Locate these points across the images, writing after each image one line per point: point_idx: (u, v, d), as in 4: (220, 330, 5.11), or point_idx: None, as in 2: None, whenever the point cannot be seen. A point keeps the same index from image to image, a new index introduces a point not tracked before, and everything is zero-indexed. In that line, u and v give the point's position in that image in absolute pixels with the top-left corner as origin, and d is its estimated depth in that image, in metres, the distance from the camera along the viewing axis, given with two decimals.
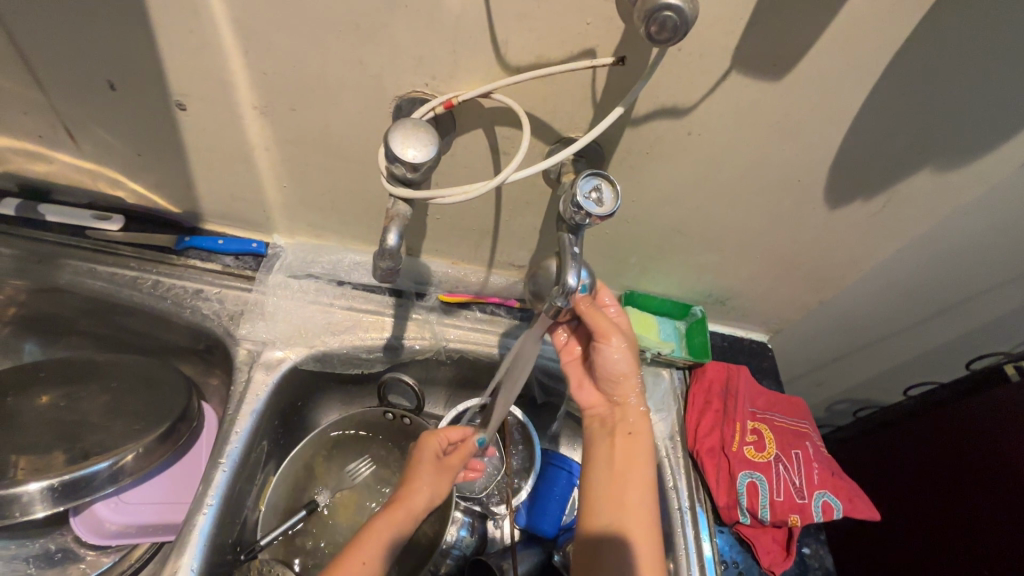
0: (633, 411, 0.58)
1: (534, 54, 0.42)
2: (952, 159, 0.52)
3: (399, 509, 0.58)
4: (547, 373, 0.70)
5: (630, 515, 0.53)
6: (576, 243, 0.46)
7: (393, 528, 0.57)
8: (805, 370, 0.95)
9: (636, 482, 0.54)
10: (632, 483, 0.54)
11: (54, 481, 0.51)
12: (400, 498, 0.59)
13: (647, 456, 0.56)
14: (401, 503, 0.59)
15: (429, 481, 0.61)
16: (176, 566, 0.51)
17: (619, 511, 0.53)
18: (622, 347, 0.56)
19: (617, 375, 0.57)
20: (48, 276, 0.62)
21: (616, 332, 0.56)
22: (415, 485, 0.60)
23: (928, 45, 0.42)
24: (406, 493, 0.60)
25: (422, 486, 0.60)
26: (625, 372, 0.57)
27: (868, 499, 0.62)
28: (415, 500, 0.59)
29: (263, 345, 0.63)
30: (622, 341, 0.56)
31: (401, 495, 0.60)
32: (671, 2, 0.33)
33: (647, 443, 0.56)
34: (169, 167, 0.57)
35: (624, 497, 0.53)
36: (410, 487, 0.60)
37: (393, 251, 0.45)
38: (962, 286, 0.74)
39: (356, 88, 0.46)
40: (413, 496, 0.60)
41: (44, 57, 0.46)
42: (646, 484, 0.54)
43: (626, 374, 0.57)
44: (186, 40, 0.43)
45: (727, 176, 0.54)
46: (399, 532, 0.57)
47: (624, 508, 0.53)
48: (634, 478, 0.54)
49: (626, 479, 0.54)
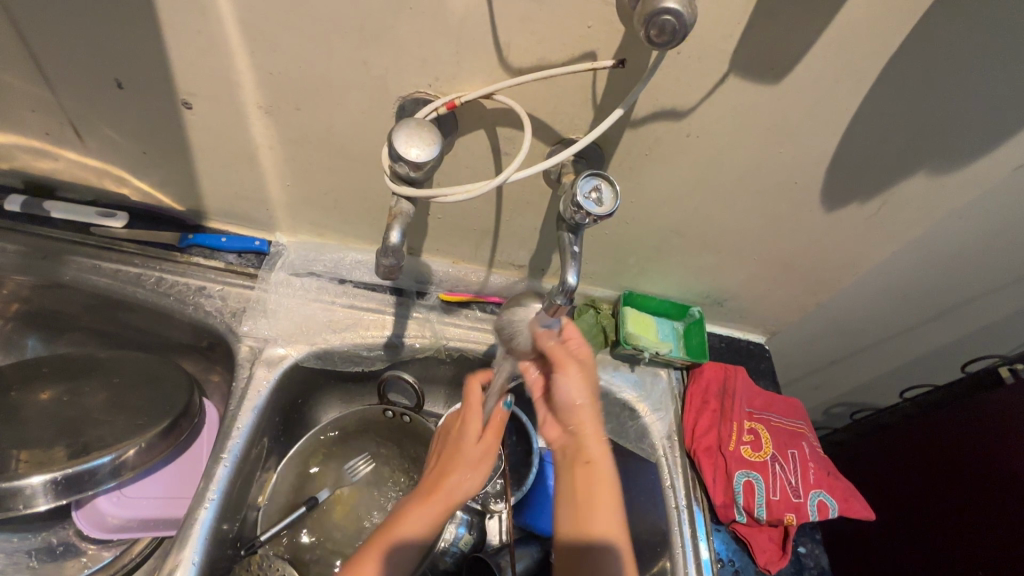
0: (590, 440, 0.57)
1: (535, 56, 0.43)
2: (947, 162, 0.53)
3: (434, 497, 0.56)
4: None
5: (595, 540, 0.53)
6: (576, 242, 0.48)
7: (425, 517, 0.55)
8: (804, 372, 0.96)
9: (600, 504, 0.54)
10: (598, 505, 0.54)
11: (57, 475, 0.52)
12: (437, 486, 0.57)
13: (609, 482, 0.55)
14: (438, 490, 0.57)
15: (469, 464, 0.58)
16: (178, 560, 0.52)
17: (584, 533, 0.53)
18: (578, 377, 0.58)
19: (574, 406, 0.58)
20: (52, 271, 0.62)
21: (571, 362, 0.58)
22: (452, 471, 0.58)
23: (920, 50, 0.43)
24: (442, 480, 0.58)
25: (463, 470, 0.58)
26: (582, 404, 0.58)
27: (863, 498, 0.63)
28: (455, 486, 0.57)
29: (265, 342, 0.64)
30: (577, 372, 0.58)
31: (438, 483, 0.57)
32: (670, 6, 0.33)
33: (609, 470, 0.56)
34: (174, 165, 0.58)
35: (591, 524, 0.53)
36: (451, 472, 0.58)
37: (396, 248, 0.46)
38: (957, 289, 0.75)
39: (360, 88, 0.47)
40: (450, 482, 0.57)
41: (52, 55, 0.47)
42: (611, 510, 0.54)
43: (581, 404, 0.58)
44: (192, 40, 0.44)
45: (725, 178, 0.54)
46: (431, 520, 0.55)
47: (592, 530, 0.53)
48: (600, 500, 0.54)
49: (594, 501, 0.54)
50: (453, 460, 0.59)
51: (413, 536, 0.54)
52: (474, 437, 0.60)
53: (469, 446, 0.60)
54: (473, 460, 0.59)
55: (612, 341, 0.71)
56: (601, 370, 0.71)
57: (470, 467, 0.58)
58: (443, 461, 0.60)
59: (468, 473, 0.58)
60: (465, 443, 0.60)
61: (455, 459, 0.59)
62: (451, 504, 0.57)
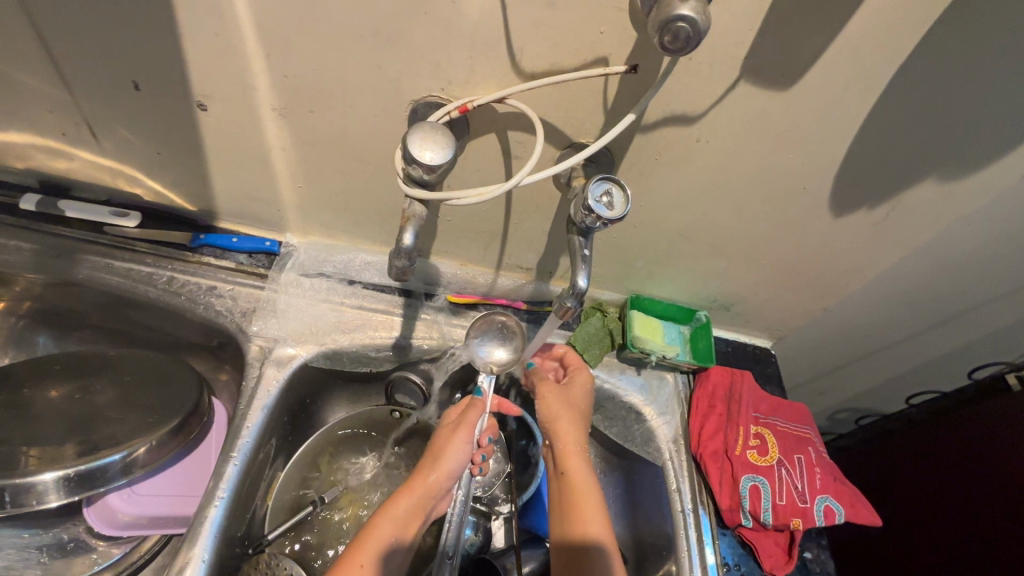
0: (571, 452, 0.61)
1: (548, 61, 0.43)
2: (957, 169, 0.53)
3: (415, 483, 0.58)
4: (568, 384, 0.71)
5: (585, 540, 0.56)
6: (586, 245, 0.49)
7: (408, 501, 0.56)
8: (809, 377, 0.96)
9: (581, 510, 0.57)
10: (579, 509, 0.57)
11: (68, 471, 0.52)
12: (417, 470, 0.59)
13: (590, 488, 0.59)
14: (418, 475, 0.58)
15: (442, 443, 0.60)
16: (187, 557, 0.52)
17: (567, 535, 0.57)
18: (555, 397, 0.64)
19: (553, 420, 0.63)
20: (66, 270, 0.63)
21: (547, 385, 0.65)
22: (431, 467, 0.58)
23: (930, 58, 0.43)
24: (421, 464, 0.59)
25: (436, 450, 0.59)
26: (557, 416, 0.63)
27: (870, 504, 0.63)
28: (435, 472, 0.58)
29: (274, 342, 0.64)
30: (554, 392, 0.64)
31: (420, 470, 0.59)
32: (685, 14, 0.33)
33: (589, 478, 0.60)
34: (187, 165, 0.58)
35: (580, 528, 0.56)
36: (430, 470, 0.58)
37: (410, 250, 0.47)
38: (964, 297, 0.75)
39: (374, 92, 0.47)
40: (426, 465, 0.59)
41: (70, 56, 0.47)
42: (598, 514, 0.57)
43: (556, 416, 0.63)
44: (209, 43, 0.45)
45: (734, 183, 0.55)
46: (410, 500, 0.56)
47: (573, 532, 0.56)
48: (580, 504, 0.58)
49: (574, 505, 0.58)
50: (433, 446, 0.61)
51: (400, 519, 0.55)
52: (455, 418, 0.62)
53: (448, 426, 0.62)
54: (448, 439, 0.60)
55: (619, 344, 0.71)
56: (607, 373, 0.71)
57: (446, 447, 0.59)
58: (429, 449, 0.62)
59: (444, 455, 0.59)
60: (446, 427, 0.62)
61: (437, 445, 0.60)
62: (432, 484, 0.58)
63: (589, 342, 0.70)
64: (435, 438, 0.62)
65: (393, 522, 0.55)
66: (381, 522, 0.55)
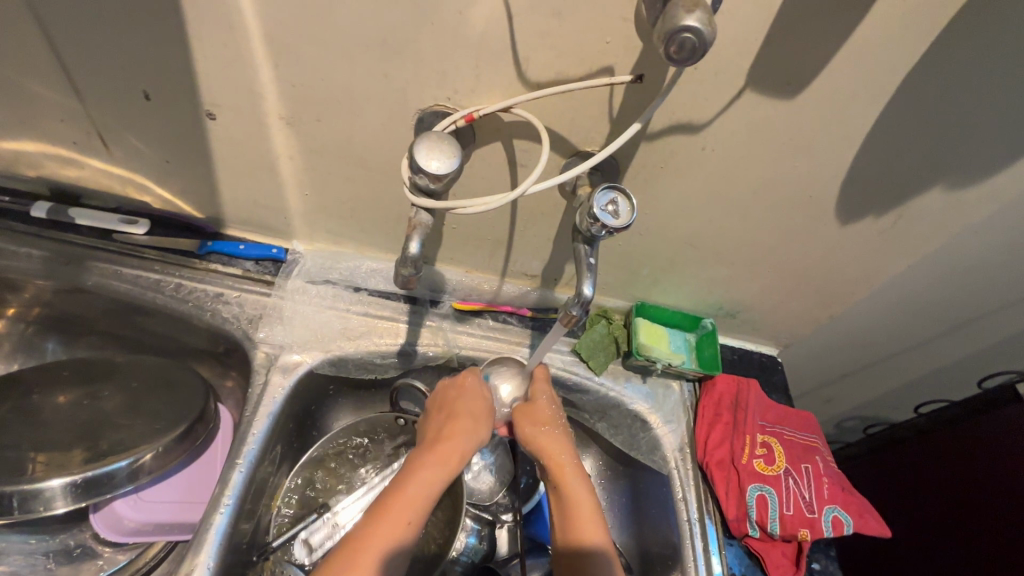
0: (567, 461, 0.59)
1: (553, 71, 0.43)
2: (965, 176, 0.53)
3: (450, 456, 0.55)
4: (578, 387, 0.71)
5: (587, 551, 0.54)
6: (592, 253, 0.49)
7: (446, 475, 0.54)
8: (816, 384, 0.95)
9: (580, 517, 0.56)
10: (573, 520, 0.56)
11: (75, 477, 0.53)
12: (449, 440, 0.56)
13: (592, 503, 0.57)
14: (451, 449, 0.56)
15: (475, 415, 0.59)
16: (192, 565, 0.52)
17: (561, 541, 0.56)
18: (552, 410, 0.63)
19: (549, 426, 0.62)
20: (75, 277, 0.63)
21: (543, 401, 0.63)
22: (460, 437, 0.57)
23: (935, 68, 0.43)
24: (453, 433, 0.57)
25: (473, 422, 0.59)
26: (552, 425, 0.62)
27: (879, 515, 0.62)
28: (467, 440, 0.57)
29: (280, 348, 0.64)
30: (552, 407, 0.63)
31: (449, 441, 0.56)
32: (689, 24, 0.33)
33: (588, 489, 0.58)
34: (195, 172, 0.59)
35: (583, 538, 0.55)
36: (458, 438, 0.57)
37: (415, 258, 0.47)
38: (973, 304, 0.74)
39: (381, 100, 0.47)
40: (463, 437, 0.57)
41: (82, 67, 0.48)
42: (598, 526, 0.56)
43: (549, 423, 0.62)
44: (219, 53, 0.45)
45: (741, 191, 0.54)
46: (450, 472, 0.55)
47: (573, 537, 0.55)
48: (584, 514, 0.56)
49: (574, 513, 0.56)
50: (458, 418, 0.58)
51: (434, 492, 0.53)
52: (477, 398, 0.61)
53: (471, 398, 0.60)
54: (483, 417, 0.60)
55: (624, 351, 0.71)
56: (612, 381, 0.71)
57: (480, 427, 0.59)
58: (446, 418, 0.59)
59: (474, 434, 0.58)
60: (469, 398, 0.60)
61: (462, 417, 0.59)
62: (464, 457, 0.56)
63: (594, 349, 0.70)
64: (455, 406, 0.60)
65: (428, 496, 0.52)
66: (419, 496, 0.52)
